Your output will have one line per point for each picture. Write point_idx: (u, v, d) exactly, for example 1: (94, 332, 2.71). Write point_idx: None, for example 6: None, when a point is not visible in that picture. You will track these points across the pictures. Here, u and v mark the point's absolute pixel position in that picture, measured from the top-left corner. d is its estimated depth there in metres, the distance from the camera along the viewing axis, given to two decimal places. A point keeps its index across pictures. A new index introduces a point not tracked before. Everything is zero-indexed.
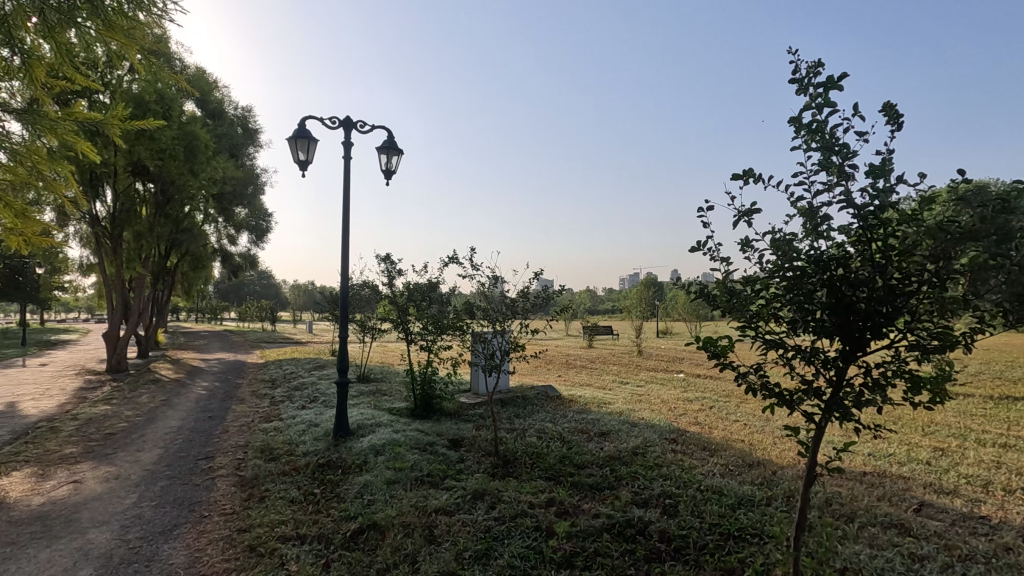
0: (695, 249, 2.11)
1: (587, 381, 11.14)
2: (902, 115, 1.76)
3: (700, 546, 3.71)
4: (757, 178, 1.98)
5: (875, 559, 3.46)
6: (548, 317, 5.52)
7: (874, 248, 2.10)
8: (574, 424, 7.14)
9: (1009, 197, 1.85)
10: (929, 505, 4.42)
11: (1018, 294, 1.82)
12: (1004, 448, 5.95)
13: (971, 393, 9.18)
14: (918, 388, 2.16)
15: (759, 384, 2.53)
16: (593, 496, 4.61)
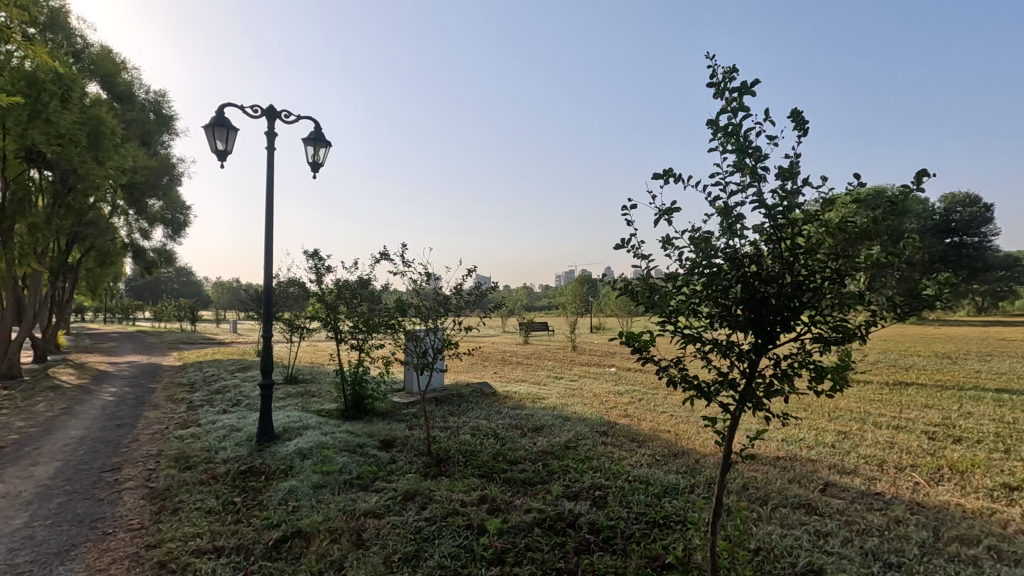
0: (620, 247, 2.13)
1: (523, 377, 11.23)
2: (807, 121, 1.86)
3: (627, 535, 3.82)
4: (677, 177, 2.03)
5: (785, 538, 3.68)
6: (483, 314, 5.50)
7: (783, 247, 2.21)
8: (508, 420, 7.17)
9: (898, 200, 2.02)
10: (833, 485, 4.77)
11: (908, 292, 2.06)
12: (897, 429, 6.53)
13: (869, 380, 10.03)
14: (821, 377, 2.30)
15: (679, 377, 2.60)
16: (525, 491, 4.64)
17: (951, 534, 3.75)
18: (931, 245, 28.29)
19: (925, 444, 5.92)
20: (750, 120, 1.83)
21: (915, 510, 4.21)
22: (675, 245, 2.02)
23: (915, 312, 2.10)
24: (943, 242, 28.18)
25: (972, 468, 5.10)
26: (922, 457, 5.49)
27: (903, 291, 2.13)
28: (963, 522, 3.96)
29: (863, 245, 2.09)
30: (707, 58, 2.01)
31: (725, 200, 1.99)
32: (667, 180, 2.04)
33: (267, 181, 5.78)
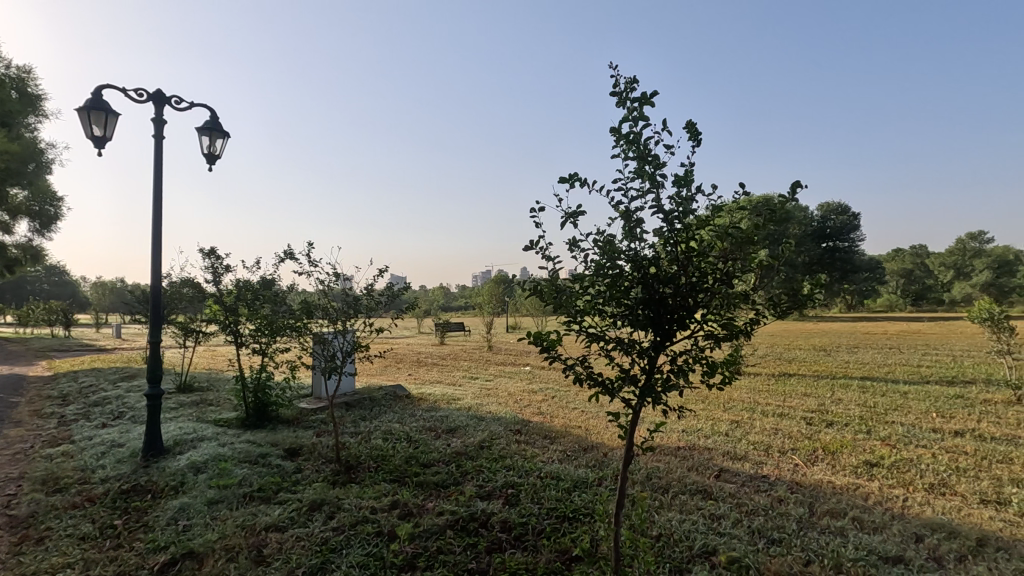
0: (529, 248, 2.15)
1: (438, 378, 11.13)
2: (701, 132, 1.98)
3: (538, 531, 3.89)
4: (582, 181, 2.09)
5: (684, 523, 3.93)
6: (395, 316, 5.37)
7: (679, 251, 2.34)
8: (422, 422, 7.06)
9: (778, 208, 2.21)
10: (726, 470, 5.15)
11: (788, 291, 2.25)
12: (781, 416, 7.18)
13: (758, 372, 10.94)
14: (713, 371, 2.46)
15: (585, 374, 2.69)
16: (438, 493, 4.60)
17: (824, 509, 4.18)
18: (809, 249, 31.43)
19: (804, 429, 6.55)
20: (649, 129, 1.92)
21: (794, 489, 4.65)
22: (581, 247, 2.08)
23: (792, 310, 2.31)
24: (820, 247, 31.37)
25: (841, 448, 5.71)
26: (800, 440, 6.08)
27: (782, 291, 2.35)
28: (833, 498, 4.43)
29: (749, 248, 2.27)
30: (611, 68, 2.08)
31: (626, 204, 2.07)
32: (573, 184, 2.09)
33: (155, 172, 5.29)
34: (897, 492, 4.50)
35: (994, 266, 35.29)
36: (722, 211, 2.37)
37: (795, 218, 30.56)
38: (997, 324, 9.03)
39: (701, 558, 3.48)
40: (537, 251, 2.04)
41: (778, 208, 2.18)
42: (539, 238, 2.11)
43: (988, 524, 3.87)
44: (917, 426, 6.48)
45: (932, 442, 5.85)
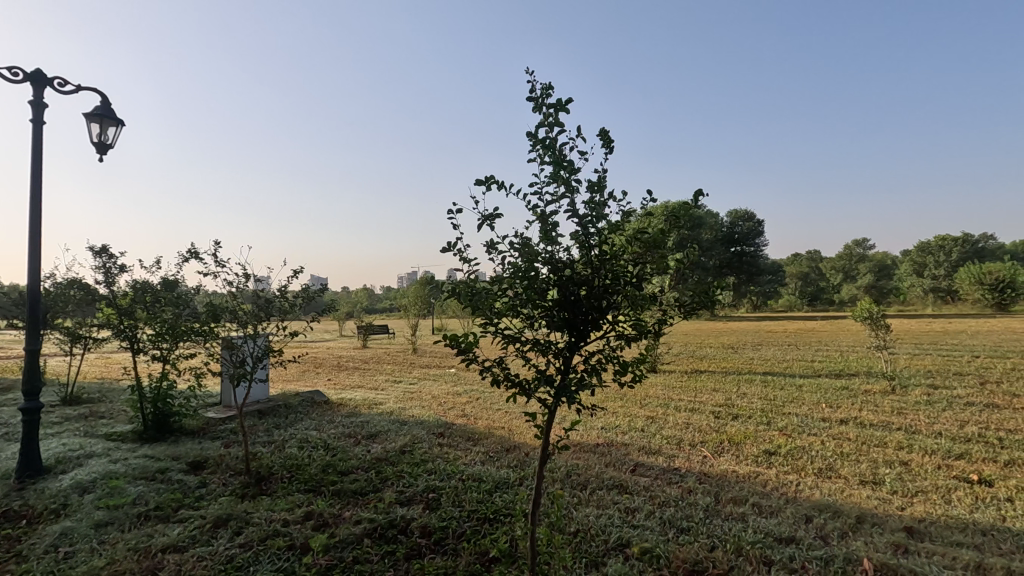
0: (446, 250, 2.12)
1: (359, 383, 10.79)
2: (613, 140, 2.03)
3: (458, 534, 3.87)
4: (498, 184, 2.09)
5: (600, 518, 4.05)
6: (313, 318, 5.15)
7: (593, 255, 2.41)
8: (342, 428, 6.82)
9: (681, 214, 2.33)
10: (641, 464, 5.37)
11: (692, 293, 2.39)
12: (692, 411, 7.59)
13: (672, 370, 11.53)
14: (624, 370, 2.55)
15: (501, 375, 2.70)
16: (356, 501, 4.45)
17: (728, 497, 4.46)
18: (719, 253, 33.52)
19: (712, 422, 6.97)
20: (564, 135, 1.96)
21: (703, 479, 4.92)
22: (498, 250, 2.09)
23: (696, 310, 2.46)
24: (729, 252, 33.55)
25: (744, 439, 6.12)
26: (709, 433, 6.45)
27: (688, 293, 2.48)
28: (736, 485, 4.74)
29: (657, 252, 2.38)
30: (527, 72, 2.09)
31: (542, 208, 2.11)
32: (490, 186, 2.10)
33: (33, 160, 4.74)
34: (792, 478, 4.89)
35: (875, 270, 39.34)
36: (633, 217, 2.48)
37: (706, 223, 32.58)
38: (875, 322, 10.06)
39: (616, 551, 3.60)
40: (454, 254, 2.03)
41: (683, 214, 2.30)
42: (457, 240, 2.10)
43: (866, 502, 4.30)
44: (809, 417, 7.07)
45: (822, 430, 6.41)
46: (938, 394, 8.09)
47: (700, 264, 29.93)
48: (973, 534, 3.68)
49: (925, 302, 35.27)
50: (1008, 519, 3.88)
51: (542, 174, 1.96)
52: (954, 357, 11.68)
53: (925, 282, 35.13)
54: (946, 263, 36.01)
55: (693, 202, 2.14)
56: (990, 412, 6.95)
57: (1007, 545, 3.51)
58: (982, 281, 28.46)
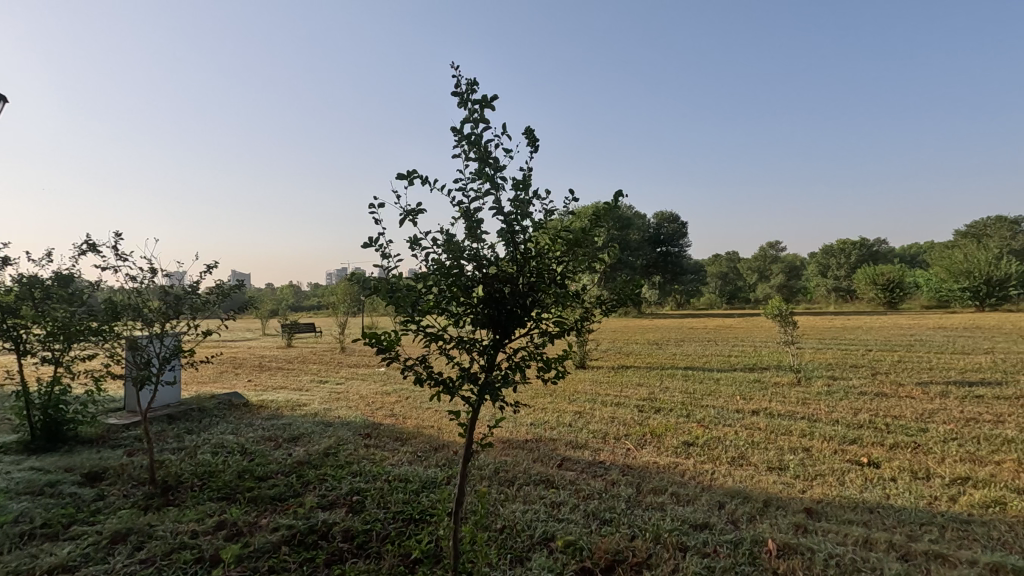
0: (366, 246, 2.04)
1: (282, 383, 10.29)
2: (538, 140, 2.03)
3: (382, 537, 3.77)
4: (421, 179, 2.03)
5: (526, 514, 4.08)
6: (230, 315, 4.86)
7: (518, 252, 2.41)
8: (261, 431, 6.48)
9: (603, 215, 2.38)
10: (568, 459, 5.48)
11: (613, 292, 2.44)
12: (618, 405, 7.83)
13: (601, 366, 11.86)
14: (548, 367, 2.57)
15: (424, 374, 2.63)
16: (274, 508, 4.24)
17: (648, 487, 4.63)
18: (646, 253, 34.79)
19: (636, 416, 7.21)
20: (490, 132, 1.94)
21: (626, 471, 5.09)
22: (422, 246, 2.03)
23: (618, 308, 2.53)
24: (655, 252, 34.90)
25: (665, 431, 6.39)
26: (633, 427, 6.67)
27: (609, 291, 2.54)
28: (657, 476, 4.94)
29: (579, 250, 2.42)
30: (452, 66, 2.05)
31: (467, 204, 2.08)
32: (412, 181, 2.03)
33: None
34: (707, 467, 5.15)
35: (786, 272, 42.31)
36: (557, 216, 2.50)
37: (634, 224, 33.81)
38: (784, 319, 10.80)
39: (540, 545, 3.65)
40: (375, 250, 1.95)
41: (605, 214, 2.36)
42: (378, 236, 2.02)
43: (772, 487, 4.60)
44: (724, 408, 7.48)
45: (735, 421, 6.80)
46: (837, 385, 8.80)
47: (627, 263, 30.95)
48: (862, 512, 4.02)
49: (828, 301, 38.34)
50: (891, 497, 4.28)
51: (467, 169, 1.93)
52: (851, 351, 12.77)
53: (829, 282, 38.18)
54: (846, 265, 39.30)
55: (615, 203, 2.20)
56: (880, 400, 7.64)
57: (891, 520, 3.87)
58: (876, 282, 31.30)
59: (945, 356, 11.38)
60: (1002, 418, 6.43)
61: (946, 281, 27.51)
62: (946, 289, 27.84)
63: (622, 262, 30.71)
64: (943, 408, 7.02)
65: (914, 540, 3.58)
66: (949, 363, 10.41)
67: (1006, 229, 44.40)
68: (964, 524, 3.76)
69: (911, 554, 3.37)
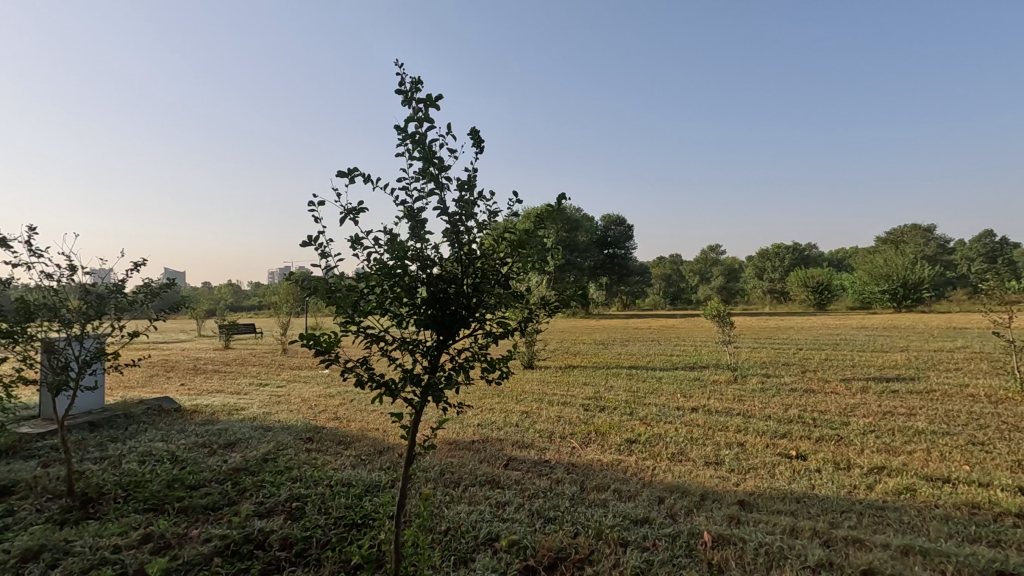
0: (306, 244, 1.98)
1: (218, 387, 9.83)
2: (483, 141, 2.04)
3: (323, 543, 3.67)
4: (364, 177, 1.99)
5: (471, 515, 4.07)
6: (162, 314, 4.60)
7: (463, 252, 2.41)
8: (194, 438, 6.17)
9: (546, 217, 2.42)
10: (514, 458, 5.51)
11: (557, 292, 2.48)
12: (564, 405, 7.94)
13: (548, 365, 12.00)
14: (492, 367, 2.57)
15: (366, 376, 2.58)
16: (206, 518, 4.04)
17: (592, 484, 4.73)
18: (594, 254, 35.42)
19: (582, 414, 7.34)
20: (434, 131, 1.93)
21: (570, 470, 5.17)
22: (364, 245, 2.00)
23: (561, 309, 2.57)
24: (603, 254, 35.64)
25: (609, 429, 6.53)
26: (578, 425, 6.79)
27: (553, 292, 2.58)
28: (601, 473, 5.05)
29: (522, 252, 2.45)
30: (396, 63, 2.01)
31: (411, 204, 2.05)
32: (353, 179, 1.99)
33: None
34: (648, 463, 5.31)
35: (726, 274, 44.17)
36: (502, 217, 2.52)
37: (582, 227, 34.35)
38: (722, 319, 11.27)
39: (485, 546, 3.65)
40: (315, 249, 1.89)
41: (548, 216, 2.40)
42: (318, 235, 1.96)
43: (708, 481, 4.79)
44: (666, 406, 7.74)
45: (676, 418, 7.04)
46: (769, 382, 9.26)
47: (575, 264, 31.48)
48: (790, 502, 4.26)
49: (763, 302, 40.29)
50: (816, 487, 4.55)
51: (411, 168, 1.91)
52: (783, 350, 13.48)
53: (764, 284, 40.13)
54: (780, 268, 41.42)
55: (557, 205, 2.24)
56: (808, 396, 8.12)
57: (815, 509, 4.11)
58: (807, 284, 33.17)
59: (866, 354, 12.20)
60: (914, 411, 6.96)
61: (868, 283, 29.47)
62: (868, 292, 29.83)
63: (571, 263, 31.14)
64: (863, 402, 7.52)
65: (835, 527, 3.82)
66: (870, 361, 11.17)
67: (920, 237, 48.01)
68: (879, 510, 4.05)
69: (832, 540, 3.60)
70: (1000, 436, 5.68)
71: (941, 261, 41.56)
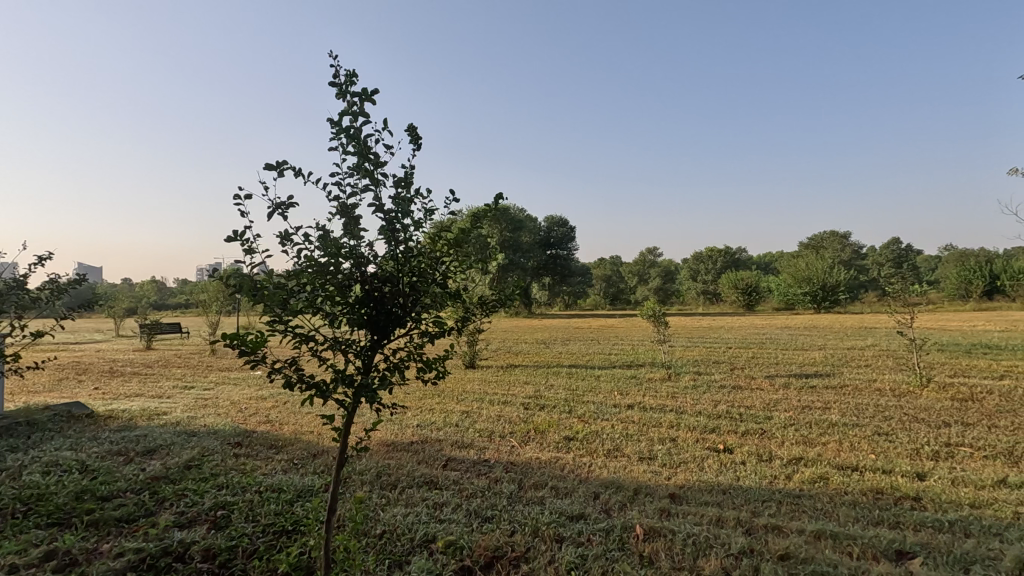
0: (231, 240, 1.86)
1: (137, 390, 9.19)
2: (421, 138, 2.01)
3: (249, 553, 3.51)
4: (294, 171, 1.91)
5: (407, 517, 4.01)
6: (72, 312, 4.24)
7: (399, 251, 2.35)
8: (108, 445, 5.74)
9: (483, 217, 2.42)
10: (453, 458, 5.47)
11: (494, 292, 2.48)
12: (504, 404, 7.97)
13: (490, 365, 12.01)
14: (428, 367, 2.53)
15: (295, 377, 2.47)
16: (120, 531, 3.77)
17: (530, 482, 4.77)
18: (537, 255, 35.77)
19: (522, 413, 7.39)
20: (370, 126, 1.88)
21: (509, 468, 5.19)
22: (295, 242, 1.91)
23: (497, 307, 2.57)
24: (545, 254, 36.08)
25: (548, 428, 6.62)
26: (518, 424, 6.83)
27: (491, 292, 2.58)
28: (539, 471, 5.10)
29: (460, 251, 2.43)
30: (331, 54, 1.95)
31: (344, 200, 1.99)
32: (282, 172, 1.90)
33: None
34: (585, 460, 5.42)
35: (663, 275, 45.79)
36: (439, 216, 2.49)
37: (526, 227, 34.58)
38: (658, 319, 11.67)
39: (420, 548, 3.60)
40: (241, 244, 1.79)
41: (486, 215, 2.39)
42: (244, 230, 1.86)
43: (642, 475, 4.95)
44: (603, 404, 7.92)
45: (613, 415, 7.22)
46: (701, 379, 9.67)
47: (518, 264, 31.68)
48: (717, 494, 4.46)
49: (697, 303, 42.07)
50: (741, 478, 4.79)
51: (345, 162, 1.85)
52: (714, 348, 14.13)
53: (698, 286, 41.88)
54: (713, 270, 43.35)
55: (496, 205, 2.23)
56: (735, 392, 8.54)
57: (739, 499, 4.33)
58: (737, 286, 34.92)
59: (788, 352, 12.98)
60: (829, 405, 7.46)
61: (792, 286, 31.36)
62: (792, 293, 31.75)
63: (514, 264, 31.28)
64: (784, 398, 7.98)
65: (757, 515, 4.04)
66: (791, 358, 11.90)
67: (838, 242, 51.66)
68: (796, 499, 4.31)
69: (753, 528, 3.80)
70: (902, 426, 6.19)
71: (855, 265, 44.80)
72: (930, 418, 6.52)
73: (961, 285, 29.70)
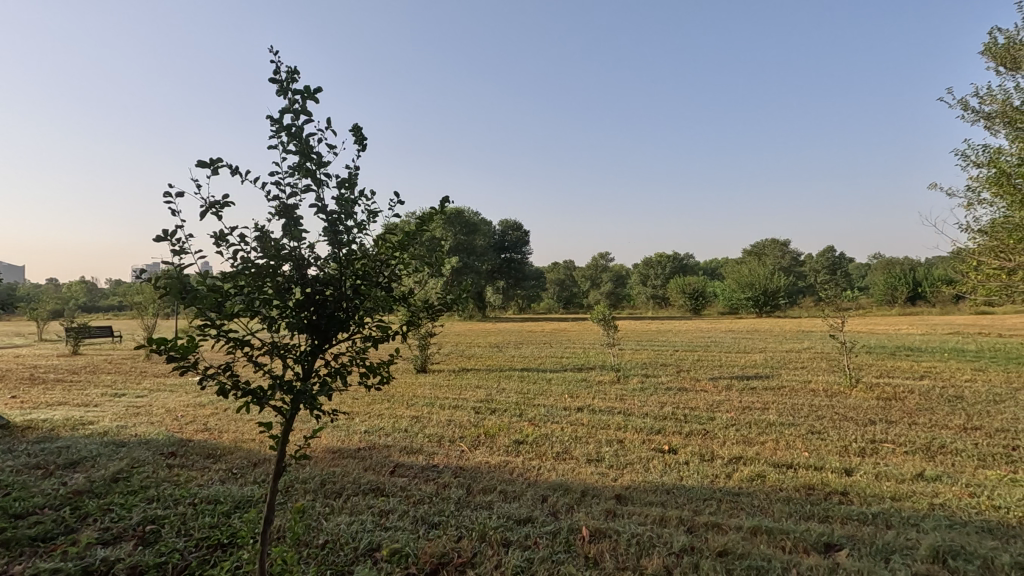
0: (160, 239, 1.76)
1: (60, 398, 8.57)
2: (366, 139, 1.97)
3: (179, 569, 3.32)
4: (231, 168, 1.83)
5: (351, 526, 3.91)
6: None
7: (341, 254, 2.29)
8: (25, 458, 5.32)
9: (431, 220, 2.38)
10: (401, 464, 5.38)
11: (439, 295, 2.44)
12: (455, 408, 7.91)
13: (441, 368, 11.91)
14: (371, 372, 2.47)
15: (229, 384, 2.35)
16: (35, 552, 3.49)
17: (479, 487, 4.75)
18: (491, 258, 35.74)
19: (472, 418, 7.35)
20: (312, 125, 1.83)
21: (457, 473, 5.15)
22: (230, 243, 1.83)
23: (444, 311, 2.54)
24: (499, 256, 36.11)
25: (498, 431, 6.60)
26: (468, 428, 6.79)
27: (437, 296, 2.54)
28: (488, 475, 5.08)
29: (405, 254, 2.39)
30: (271, 49, 1.88)
31: (284, 200, 1.92)
32: (217, 169, 1.82)
33: None
34: (534, 463, 5.44)
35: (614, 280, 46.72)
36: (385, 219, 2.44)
37: (480, 230, 34.49)
38: (608, 323, 11.87)
39: (364, 557, 3.51)
40: (171, 244, 1.69)
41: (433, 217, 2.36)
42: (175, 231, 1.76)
43: (589, 477, 5.01)
44: (553, 407, 7.98)
45: (562, 418, 7.29)
46: (648, 382, 9.90)
47: (472, 267, 31.62)
48: (661, 494, 4.57)
49: (647, 307, 43.10)
50: (684, 478, 4.93)
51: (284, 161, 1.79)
52: (661, 351, 14.48)
53: (648, 290, 42.92)
54: (663, 275, 44.49)
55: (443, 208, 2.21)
56: (681, 394, 8.79)
57: (682, 498, 4.45)
58: (684, 290, 35.99)
59: (731, 355, 13.47)
60: (767, 406, 7.79)
61: (735, 290, 32.47)
62: (735, 298, 32.85)
63: (467, 267, 31.18)
64: (726, 399, 8.27)
65: (698, 513, 4.17)
66: (733, 361, 12.36)
67: (778, 249, 54.05)
68: (735, 496, 4.47)
69: (695, 526, 3.92)
70: (833, 425, 6.53)
71: (794, 271, 46.94)
72: (858, 417, 6.90)
73: (888, 291, 31.61)
